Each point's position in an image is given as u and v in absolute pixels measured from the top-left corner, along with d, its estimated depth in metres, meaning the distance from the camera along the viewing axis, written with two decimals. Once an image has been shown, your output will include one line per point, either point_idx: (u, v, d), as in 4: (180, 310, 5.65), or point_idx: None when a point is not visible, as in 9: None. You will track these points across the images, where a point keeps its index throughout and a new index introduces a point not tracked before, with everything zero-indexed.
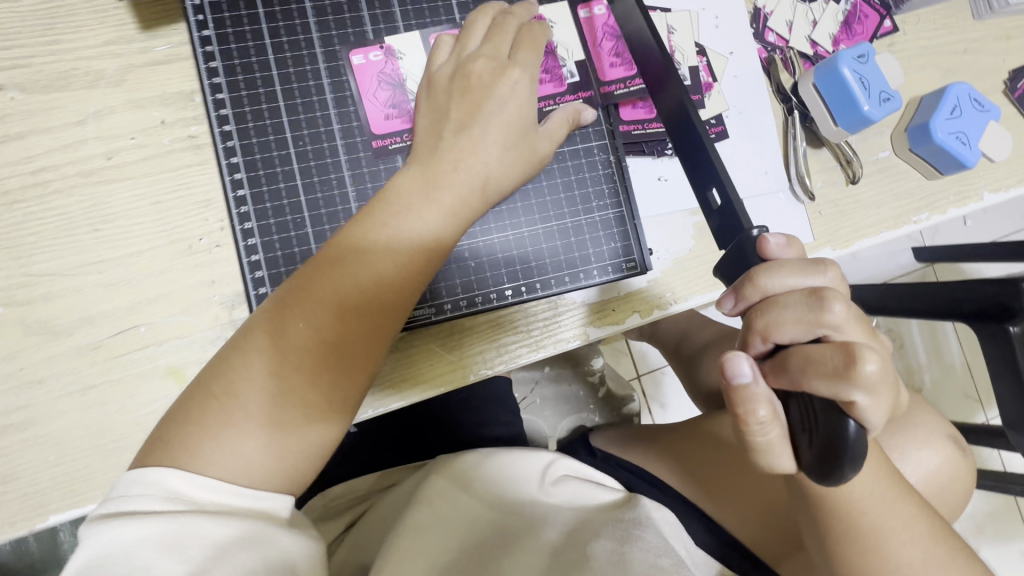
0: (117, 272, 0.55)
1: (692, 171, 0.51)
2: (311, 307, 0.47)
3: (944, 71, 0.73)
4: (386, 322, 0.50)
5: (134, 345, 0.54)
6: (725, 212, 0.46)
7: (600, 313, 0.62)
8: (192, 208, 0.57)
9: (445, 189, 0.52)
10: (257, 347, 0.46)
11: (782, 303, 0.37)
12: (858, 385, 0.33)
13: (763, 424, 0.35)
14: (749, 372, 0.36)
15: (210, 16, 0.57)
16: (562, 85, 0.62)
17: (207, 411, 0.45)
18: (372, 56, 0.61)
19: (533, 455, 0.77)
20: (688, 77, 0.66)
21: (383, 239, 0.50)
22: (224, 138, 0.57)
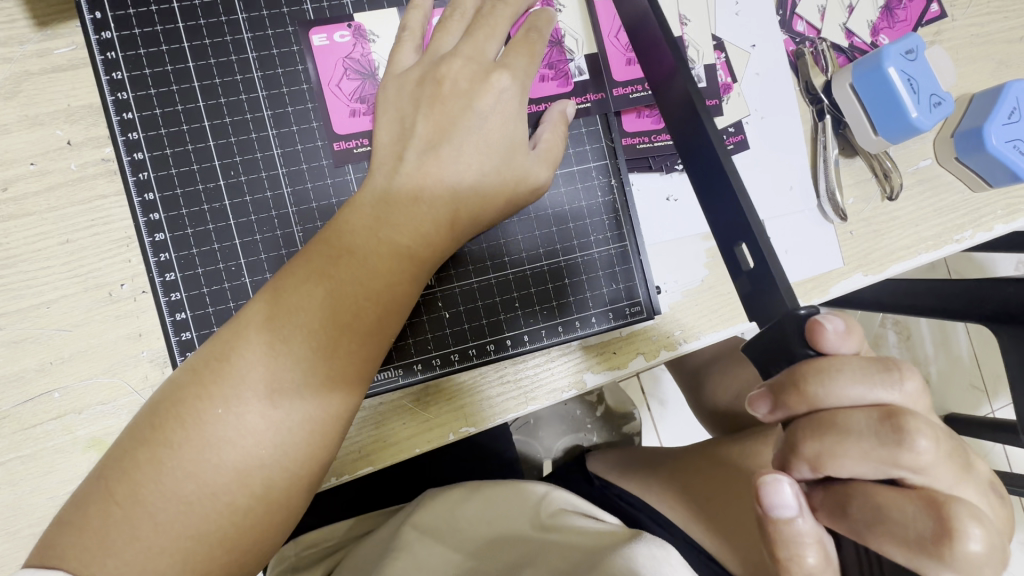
0: (22, 327, 0.46)
1: (708, 207, 0.42)
2: (271, 353, 0.39)
3: (996, 64, 0.63)
4: (336, 389, 0.41)
5: (49, 414, 0.46)
6: (757, 275, 0.38)
7: (598, 357, 0.53)
8: (110, 248, 0.47)
9: (402, 225, 0.43)
10: (173, 423, 0.38)
11: (847, 429, 0.32)
12: (948, 560, 0.30)
13: (813, 574, 0.33)
14: (794, 505, 0.33)
15: (110, 14, 0.47)
16: (567, 84, 0.53)
17: (107, 516, 0.36)
18: (318, 61, 0.50)
19: (523, 488, 0.67)
20: (703, 78, 0.56)
21: (355, 265, 0.42)
22: (134, 168, 0.47)
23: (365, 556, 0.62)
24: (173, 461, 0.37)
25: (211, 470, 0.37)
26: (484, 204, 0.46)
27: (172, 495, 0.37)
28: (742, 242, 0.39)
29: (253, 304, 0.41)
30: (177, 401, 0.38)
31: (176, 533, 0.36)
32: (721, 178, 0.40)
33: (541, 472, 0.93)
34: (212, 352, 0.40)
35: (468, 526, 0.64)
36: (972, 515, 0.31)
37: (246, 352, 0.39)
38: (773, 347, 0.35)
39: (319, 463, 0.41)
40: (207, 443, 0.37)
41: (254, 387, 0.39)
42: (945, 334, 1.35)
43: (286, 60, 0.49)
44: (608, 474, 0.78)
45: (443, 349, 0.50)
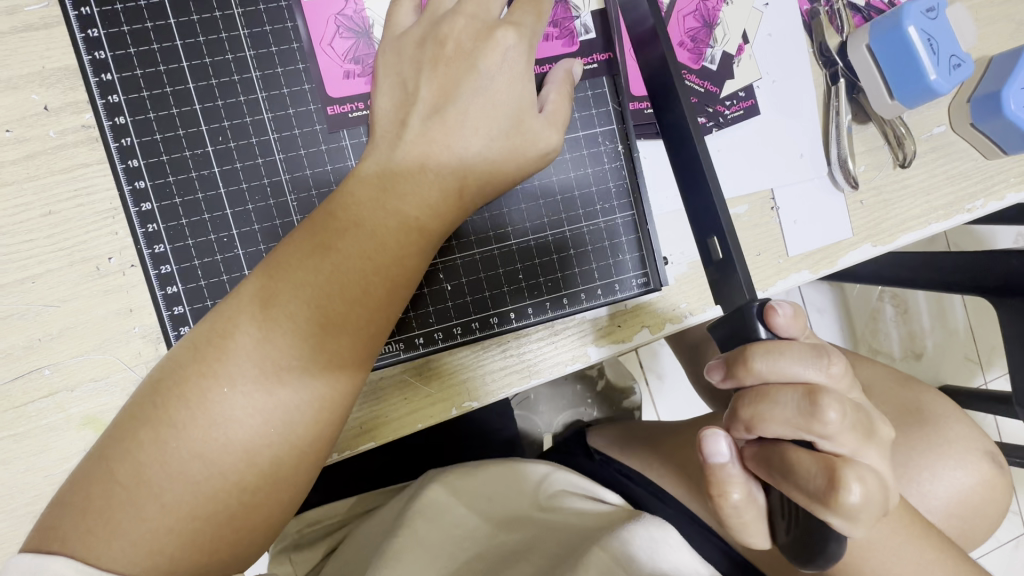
0: (7, 303, 0.44)
1: (686, 196, 0.41)
2: (277, 325, 0.38)
3: (1016, 25, 0.60)
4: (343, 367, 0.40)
5: (41, 392, 0.45)
6: (726, 267, 0.38)
7: (603, 331, 0.52)
8: (95, 220, 0.45)
9: (407, 195, 0.41)
10: (177, 403, 0.36)
11: (775, 399, 0.34)
12: (833, 511, 0.32)
13: (737, 509, 0.36)
14: (727, 452, 0.36)
15: None
16: (572, 44, 0.50)
17: (105, 495, 0.35)
18: (308, 19, 0.47)
19: (525, 466, 0.68)
20: (716, 40, 0.54)
21: (362, 236, 0.40)
22: (118, 135, 0.44)
23: (370, 534, 0.62)
24: (179, 442, 0.36)
25: (217, 451, 0.36)
26: (497, 173, 0.44)
27: (179, 476, 0.36)
28: (714, 235, 0.39)
29: (252, 278, 0.40)
30: (178, 381, 0.37)
31: (184, 513, 0.36)
32: (693, 167, 0.39)
33: (541, 447, 0.93)
34: (212, 329, 0.38)
35: (474, 503, 0.64)
36: (858, 476, 0.32)
37: (248, 328, 0.38)
38: (733, 336, 0.36)
39: (321, 440, 0.40)
40: (214, 423, 0.36)
41: (259, 364, 0.37)
42: (942, 307, 1.35)
43: (274, 18, 0.47)
44: (609, 448, 0.78)
45: (445, 322, 0.49)
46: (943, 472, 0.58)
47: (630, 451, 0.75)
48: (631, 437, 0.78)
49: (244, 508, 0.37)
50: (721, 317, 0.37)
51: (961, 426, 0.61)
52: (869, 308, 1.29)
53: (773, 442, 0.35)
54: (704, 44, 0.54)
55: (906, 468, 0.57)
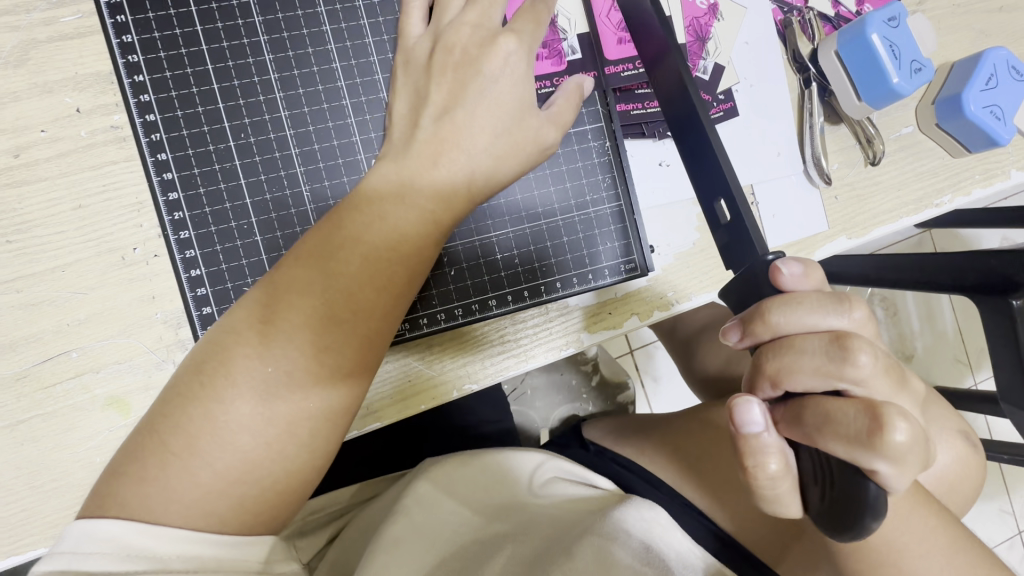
0: (40, 290, 0.47)
1: (695, 179, 0.46)
2: (303, 315, 0.41)
3: (977, 33, 0.65)
4: (367, 353, 0.43)
5: (67, 373, 0.48)
6: (733, 227, 0.42)
7: (596, 318, 0.55)
8: (123, 213, 0.48)
9: (422, 191, 0.45)
10: (224, 383, 0.39)
11: (799, 348, 0.35)
12: (882, 455, 0.31)
13: (774, 479, 0.34)
14: (761, 420, 0.34)
15: None
16: (561, 64, 0.55)
17: (152, 462, 0.38)
18: (325, 27, 0.51)
19: (521, 454, 0.71)
20: (711, 53, 0.58)
21: (378, 231, 0.43)
22: (147, 130, 0.48)
23: (375, 516, 0.65)
24: (225, 415, 0.39)
25: (254, 421, 0.39)
26: (504, 167, 0.47)
27: (226, 446, 0.38)
28: (721, 198, 0.43)
29: (275, 273, 0.43)
30: (221, 361, 0.40)
31: (225, 480, 0.38)
32: (707, 150, 0.43)
33: (539, 441, 0.95)
34: (248, 317, 0.41)
35: (469, 488, 0.67)
36: (902, 416, 0.32)
37: (289, 313, 0.41)
38: (744, 299, 0.40)
39: (342, 415, 0.43)
40: (257, 398, 0.39)
41: (299, 348, 0.41)
42: (930, 308, 1.39)
43: (291, 23, 0.50)
44: (603, 439, 0.80)
45: (448, 304, 0.52)
46: None
47: (625, 441, 0.77)
48: (625, 429, 0.81)
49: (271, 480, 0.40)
50: (733, 280, 0.41)
51: (937, 408, 0.64)
52: None
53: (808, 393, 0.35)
54: (698, 57, 0.58)
55: None
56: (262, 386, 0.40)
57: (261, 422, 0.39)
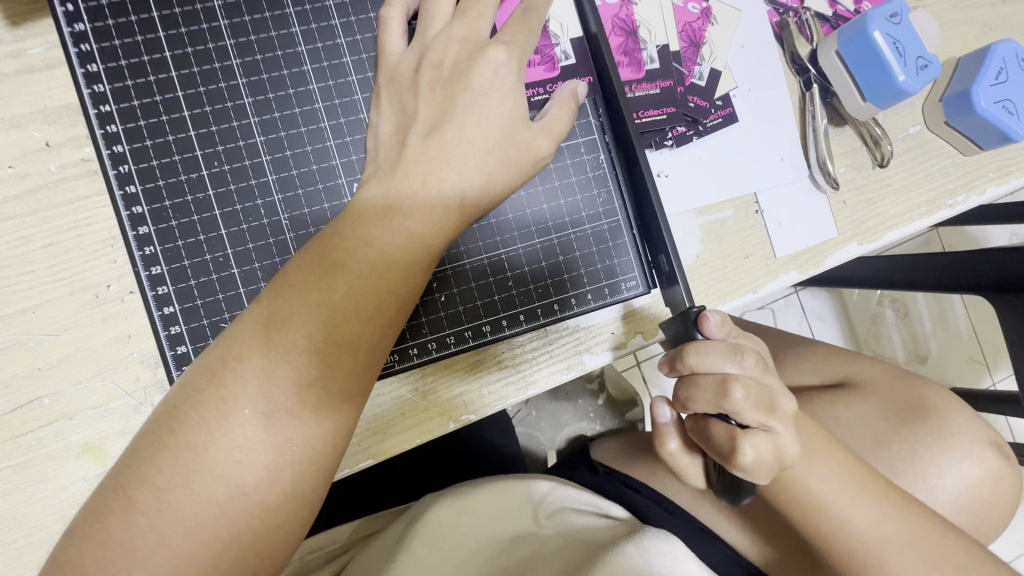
0: (9, 334, 0.45)
1: (641, 221, 0.49)
2: (287, 351, 0.38)
3: (981, 27, 0.63)
4: (357, 385, 0.40)
5: (40, 421, 0.45)
6: (671, 277, 0.46)
7: (597, 339, 0.53)
8: (96, 250, 0.46)
9: (413, 212, 0.42)
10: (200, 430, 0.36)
11: (700, 385, 0.39)
12: (736, 468, 0.39)
13: (675, 455, 0.47)
14: (670, 431, 0.41)
15: (83, 6, 0.46)
16: (554, 69, 0.52)
17: (124, 524, 0.35)
18: (300, 48, 0.49)
19: (529, 483, 0.66)
20: (704, 71, 0.56)
21: (367, 256, 0.41)
22: (115, 162, 0.46)
23: (375, 555, 0.61)
24: (201, 466, 0.36)
25: (234, 470, 0.36)
26: (494, 184, 0.45)
27: (203, 500, 0.36)
28: (660, 253, 0.47)
29: (259, 303, 0.40)
30: (199, 402, 0.37)
31: (205, 534, 0.35)
32: (645, 196, 0.47)
33: (545, 464, 0.92)
34: (227, 356, 0.38)
35: (473, 524, 0.63)
36: (754, 442, 0.38)
37: (272, 347, 0.38)
38: (676, 336, 0.41)
39: (331, 458, 0.40)
40: (235, 445, 0.36)
41: (284, 384, 0.38)
42: (942, 308, 1.35)
43: (265, 46, 0.48)
44: (611, 461, 0.76)
45: (439, 332, 0.49)
46: (950, 466, 0.57)
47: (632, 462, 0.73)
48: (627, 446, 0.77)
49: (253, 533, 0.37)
50: (669, 318, 0.42)
51: (965, 419, 0.60)
52: (868, 313, 1.30)
53: (703, 418, 0.41)
54: (692, 62, 0.56)
55: (909, 463, 0.56)
56: (240, 430, 0.37)
57: (240, 469, 0.36)
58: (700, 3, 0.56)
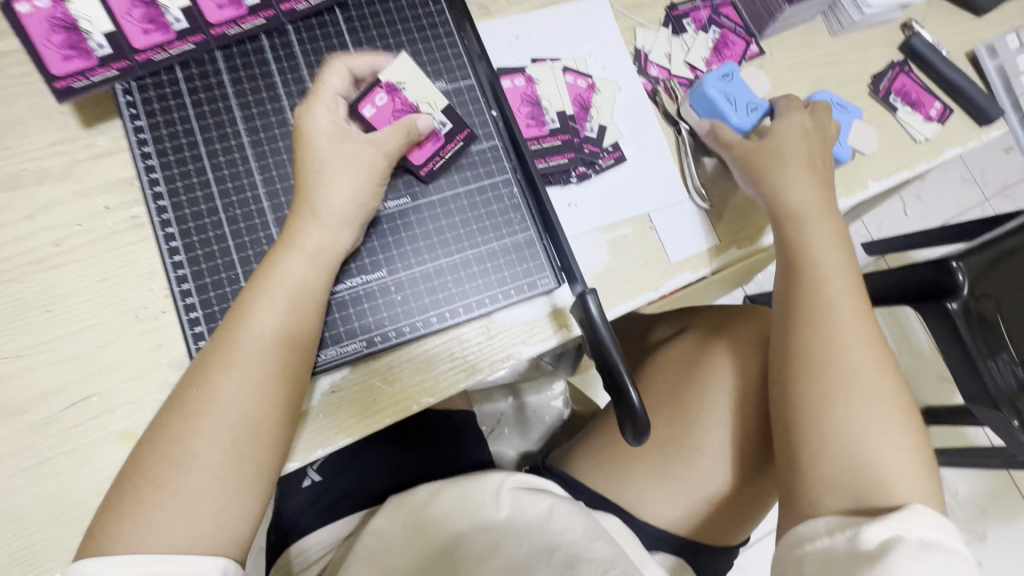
0: (68, 348, 0.59)
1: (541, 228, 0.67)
2: (233, 356, 0.52)
3: (811, 83, 0.83)
4: (284, 371, 0.53)
5: (88, 415, 0.58)
6: (569, 270, 0.64)
7: (529, 332, 0.66)
8: (137, 281, 0.61)
9: (311, 239, 0.56)
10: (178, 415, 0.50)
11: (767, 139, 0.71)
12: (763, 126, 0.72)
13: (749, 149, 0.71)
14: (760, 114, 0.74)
15: (139, 96, 0.60)
16: (437, 139, 0.64)
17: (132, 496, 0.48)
18: (288, 116, 0.62)
19: (480, 479, 0.73)
20: (593, 130, 0.74)
21: (281, 274, 0.54)
22: (159, 210, 0.59)
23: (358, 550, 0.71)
24: (183, 449, 0.49)
25: (199, 444, 0.50)
26: None
27: (189, 472, 0.49)
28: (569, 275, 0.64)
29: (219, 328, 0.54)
30: (180, 407, 0.51)
31: (184, 492, 0.49)
32: (546, 216, 0.65)
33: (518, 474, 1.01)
34: (196, 370, 0.52)
35: (437, 520, 0.70)
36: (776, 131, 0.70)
37: (224, 353, 0.52)
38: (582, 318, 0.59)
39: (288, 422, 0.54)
40: (206, 427, 0.50)
41: (231, 374, 0.51)
42: (902, 328, 1.57)
43: (263, 115, 0.62)
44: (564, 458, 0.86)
45: (396, 324, 0.62)
46: None
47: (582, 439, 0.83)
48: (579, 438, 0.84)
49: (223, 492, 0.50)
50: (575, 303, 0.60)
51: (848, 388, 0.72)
52: None
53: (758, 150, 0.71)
54: (584, 122, 0.74)
55: None
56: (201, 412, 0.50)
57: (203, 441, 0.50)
58: (588, 79, 0.75)
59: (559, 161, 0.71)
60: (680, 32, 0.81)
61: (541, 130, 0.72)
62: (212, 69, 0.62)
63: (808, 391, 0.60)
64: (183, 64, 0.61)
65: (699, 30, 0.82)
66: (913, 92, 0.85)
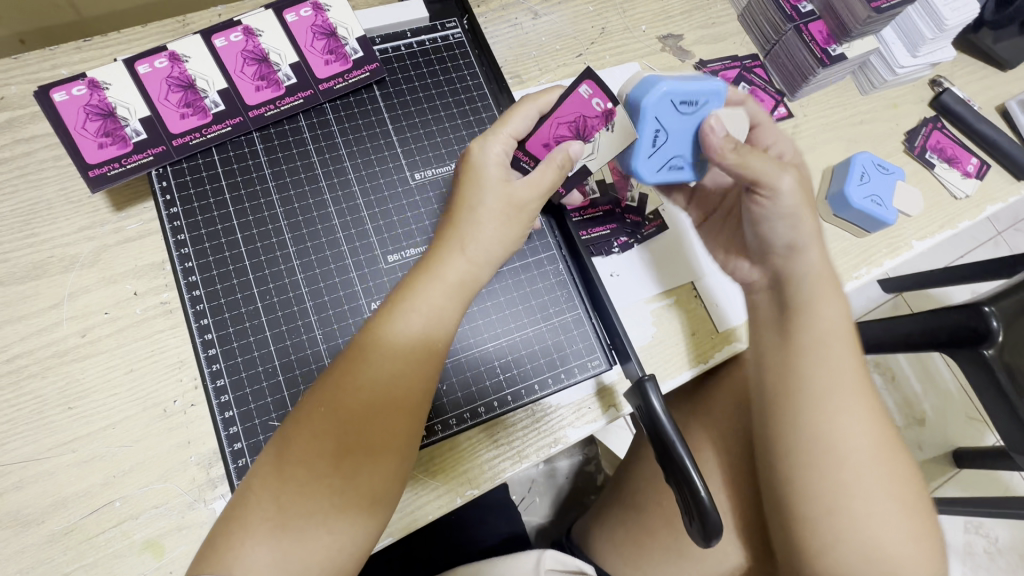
0: (91, 448, 0.55)
1: (590, 306, 0.65)
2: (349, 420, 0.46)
3: (847, 141, 0.82)
4: (405, 414, 0.48)
5: (110, 523, 0.53)
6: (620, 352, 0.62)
7: (578, 414, 0.62)
8: (167, 372, 0.58)
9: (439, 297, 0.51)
10: (300, 442, 0.45)
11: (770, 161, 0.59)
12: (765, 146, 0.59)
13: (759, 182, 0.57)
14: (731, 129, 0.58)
15: (173, 181, 0.58)
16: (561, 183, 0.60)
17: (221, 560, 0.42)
18: (327, 198, 0.60)
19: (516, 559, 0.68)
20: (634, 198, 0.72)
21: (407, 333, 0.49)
22: (193, 301, 0.56)
23: None
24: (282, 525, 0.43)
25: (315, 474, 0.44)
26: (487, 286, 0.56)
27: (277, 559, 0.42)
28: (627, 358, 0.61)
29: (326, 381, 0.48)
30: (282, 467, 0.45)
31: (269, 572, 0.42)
32: (598, 296, 0.63)
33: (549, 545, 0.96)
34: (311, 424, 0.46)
35: None
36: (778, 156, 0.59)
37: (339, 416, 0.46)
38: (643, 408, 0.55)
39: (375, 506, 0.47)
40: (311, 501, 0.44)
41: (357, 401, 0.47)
42: (926, 368, 1.44)
43: (302, 198, 0.60)
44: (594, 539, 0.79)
45: (443, 415, 0.58)
46: None
47: (604, 521, 0.76)
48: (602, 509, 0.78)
49: (341, 538, 0.44)
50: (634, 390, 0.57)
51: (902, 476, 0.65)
52: None
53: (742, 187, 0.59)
54: (625, 190, 0.72)
55: None
56: (325, 444, 0.45)
57: (319, 480, 0.44)
58: None
59: (601, 232, 0.70)
60: None
61: (581, 201, 0.70)
62: (249, 151, 0.60)
63: (810, 488, 0.51)
64: (219, 146, 0.60)
65: (727, 86, 0.81)
66: (949, 147, 0.83)
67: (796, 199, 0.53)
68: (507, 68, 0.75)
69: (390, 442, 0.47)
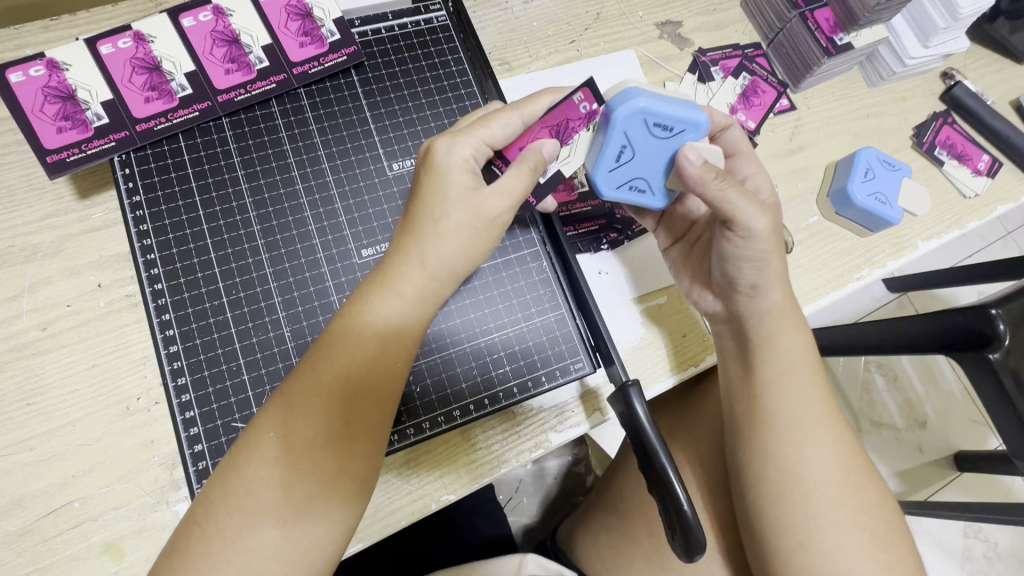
0: (49, 447, 0.52)
1: (574, 306, 0.62)
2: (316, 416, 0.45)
3: (852, 136, 0.78)
4: (374, 412, 0.47)
5: (67, 524, 0.51)
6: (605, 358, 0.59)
7: (559, 419, 0.60)
8: (130, 368, 0.55)
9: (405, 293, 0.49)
10: (275, 448, 0.44)
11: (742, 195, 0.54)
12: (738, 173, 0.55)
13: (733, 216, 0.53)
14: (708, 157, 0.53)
15: (136, 168, 0.55)
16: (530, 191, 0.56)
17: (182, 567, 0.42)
18: (298, 189, 0.58)
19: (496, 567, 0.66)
20: None
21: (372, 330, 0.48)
22: (155, 295, 0.53)
23: None
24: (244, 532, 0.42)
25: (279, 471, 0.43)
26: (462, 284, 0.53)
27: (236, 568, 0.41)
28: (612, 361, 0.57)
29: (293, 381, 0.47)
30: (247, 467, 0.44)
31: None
32: (582, 295, 0.60)
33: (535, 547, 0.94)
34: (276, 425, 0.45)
35: None
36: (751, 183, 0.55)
37: (306, 415, 0.45)
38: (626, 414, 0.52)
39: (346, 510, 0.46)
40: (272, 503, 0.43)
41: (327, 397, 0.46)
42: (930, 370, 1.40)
43: (272, 189, 0.57)
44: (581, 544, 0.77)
45: (416, 418, 0.56)
46: None
47: (589, 527, 0.73)
48: (587, 514, 0.76)
49: (316, 534, 0.44)
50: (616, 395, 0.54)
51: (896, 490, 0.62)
52: (857, 379, 1.35)
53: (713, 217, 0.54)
54: None
55: None
56: (307, 454, 0.44)
57: (283, 480, 0.43)
58: None
59: (590, 228, 0.67)
60: (705, 79, 0.77)
61: (569, 195, 0.67)
62: (217, 138, 0.57)
63: (781, 523, 0.50)
64: (185, 132, 0.57)
65: (727, 75, 0.77)
66: (959, 143, 0.80)
67: (768, 243, 0.50)
68: (496, 54, 0.72)
69: (363, 435, 0.46)
